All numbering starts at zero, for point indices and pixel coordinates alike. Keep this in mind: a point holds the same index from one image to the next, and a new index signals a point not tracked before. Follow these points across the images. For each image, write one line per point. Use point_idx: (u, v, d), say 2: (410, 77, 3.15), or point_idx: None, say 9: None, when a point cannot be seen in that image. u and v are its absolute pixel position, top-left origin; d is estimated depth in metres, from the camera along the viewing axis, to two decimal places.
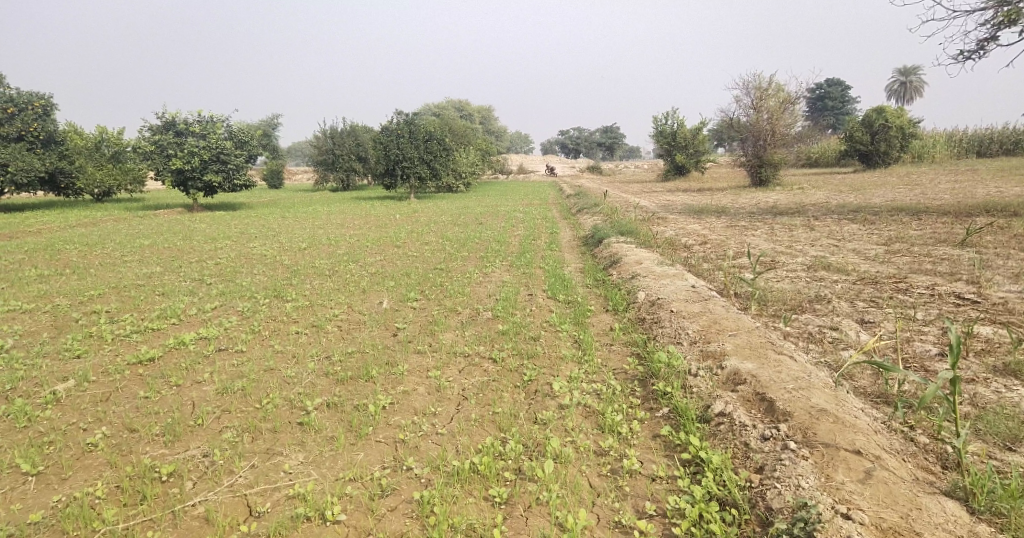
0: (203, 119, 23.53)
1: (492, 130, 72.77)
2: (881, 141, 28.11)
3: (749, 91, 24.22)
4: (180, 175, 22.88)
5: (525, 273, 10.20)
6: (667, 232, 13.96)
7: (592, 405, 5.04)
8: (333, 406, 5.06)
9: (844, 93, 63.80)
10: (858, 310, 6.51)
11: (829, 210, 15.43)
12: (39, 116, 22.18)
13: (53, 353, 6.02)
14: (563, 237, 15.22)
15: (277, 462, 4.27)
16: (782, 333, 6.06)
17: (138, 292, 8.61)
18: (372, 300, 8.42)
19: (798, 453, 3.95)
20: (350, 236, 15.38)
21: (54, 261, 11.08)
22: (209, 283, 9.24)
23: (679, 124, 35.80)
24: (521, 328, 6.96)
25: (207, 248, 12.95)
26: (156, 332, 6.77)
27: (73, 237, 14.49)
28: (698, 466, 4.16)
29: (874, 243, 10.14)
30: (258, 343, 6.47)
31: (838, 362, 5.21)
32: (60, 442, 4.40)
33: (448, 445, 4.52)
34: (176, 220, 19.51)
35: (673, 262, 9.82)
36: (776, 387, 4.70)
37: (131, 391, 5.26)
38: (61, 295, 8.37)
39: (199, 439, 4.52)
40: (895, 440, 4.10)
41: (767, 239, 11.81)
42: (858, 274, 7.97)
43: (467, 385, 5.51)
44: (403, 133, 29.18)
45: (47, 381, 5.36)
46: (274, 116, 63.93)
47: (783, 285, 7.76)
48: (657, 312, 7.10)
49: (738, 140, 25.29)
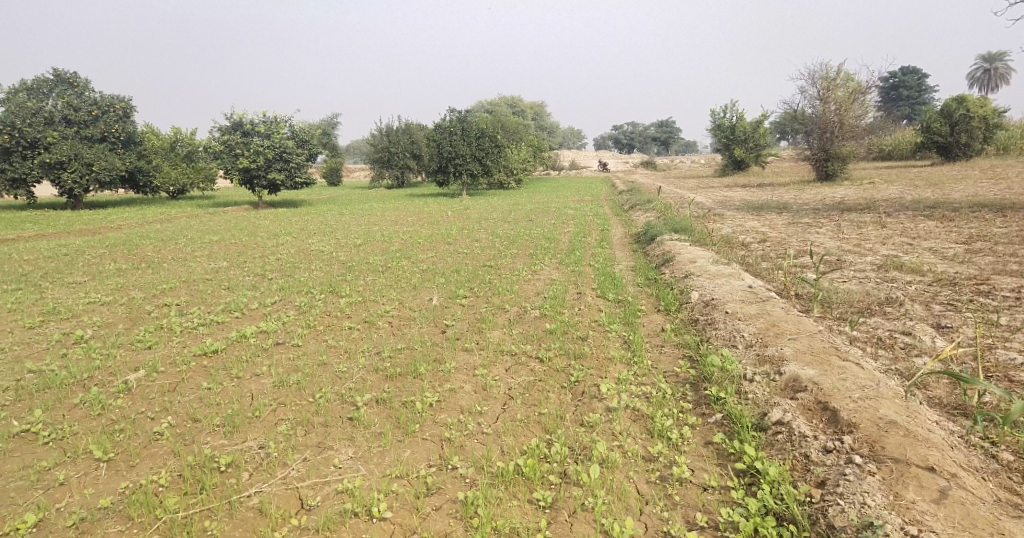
0: (267, 120, 24.53)
1: (545, 126, 72.54)
2: (962, 132, 26.18)
3: (816, 81, 23.08)
4: (246, 173, 23.99)
5: (574, 271, 10.09)
6: (724, 229, 13.48)
7: (641, 409, 4.91)
8: (383, 402, 5.14)
9: (921, 81, 59.78)
10: (934, 314, 6.06)
11: (902, 206, 14.50)
12: (120, 118, 23.67)
13: (128, 344, 6.42)
14: (614, 233, 14.98)
15: (327, 456, 4.39)
16: (848, 338, 5.71)
17: (205, 285, 9.07)
18: (422, 296, 8.54)
19: (863, 468, 3.69)
20: (404, 232, 15.68)
21: (132, 256, 11.83)
22: (270, 278, 9.63)
23: (739, 116, 34.56)
24: (569, 327, 6.87)
25: (269, 244, 13.49)
26: (220, 324, 7.10)
27: (150, 233, 15.44)
28: (753, 477, 3.97)
29: (953, 242, 9.42)
30: (313, 338, 6.67)
31: (909, 370, 4.86)
32: (129, 430, 4.67)
33: (493, 445, 4.51)
34: (242, 217, 20.46)
35: (730, 261, 9.45)
36: (840, 396, 4.42)
37: (195, 382, 5.53)
38: (136, 288, 8.92)
39: (256, 431, 4.70)
40: (974, 456, 3.78)
41: (832, 237, 11.20)
42: (934, 274, 7.43)
43: (514, 384, 5.48)
44: (456, 130, 29.45)
45: (121, 371, 5.71)
46: (333, 116, 66.05)
47: (849, 286, 7.33)
48: (711, 313, 6.85)
49: (802, 132, 24.14)
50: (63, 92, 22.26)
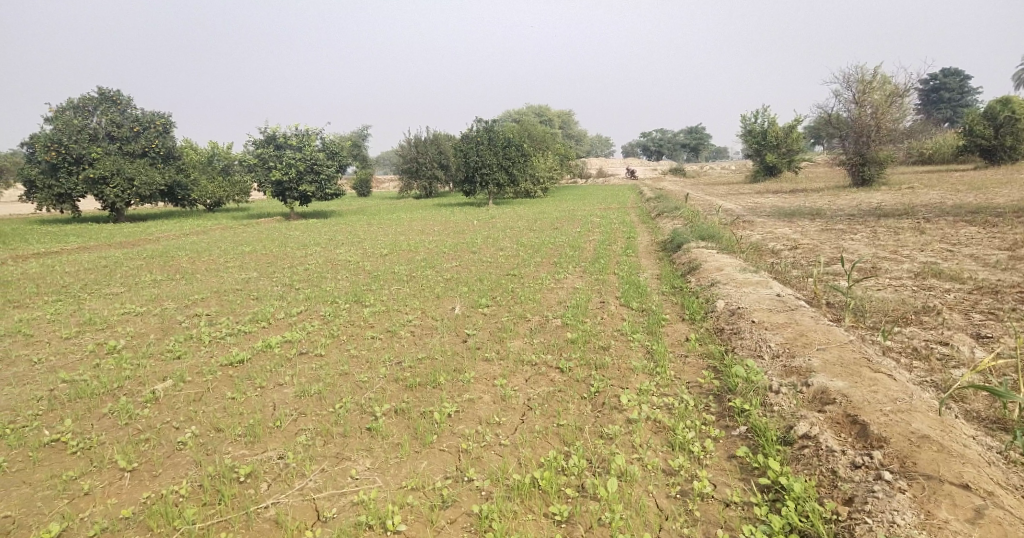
0: (299, 133, 25.09)
1: (572, 134, 72.56)
2: (1007, 134, 25.14)
3: (850, 84, 22.52)
4: (279, 186, 24.57)
5: (598, 280, 9.98)
6: (753, 236, 13.21)
7: (662, 421, 4.80)
8: (401, 412, 5.15)
9: (964, 83, 57.79)
10: (974, 324, 5.78)
11: (943, 211, 13.98)
12: (160, 134, 24.60)
13: (158, 354, 6.60)
14: (641, 241, 14.80)
15: (345, 467, 4.42)
16: (881, 348, 5.49)
17: (235, 296, 9.27)
18: (445, 305, 8.56)
19: (893, 484, 3.53)
20: (429, 242, 15.80)
21: (168, 267, 12.20)
22: (297, 288, 9.80)
23: (770, 122, 33.95)
24: (591, 336, 6.79)
25: (299, 255, 13.76)
26: (247, 334, 7.23)
27: (185, 245, 15.90)
28: (777, 493, 3.82)
29: (996, 249, 9.01)
30: (336, 347, 6.75)
31: (945, 382, 4.63)
32: (154, 440, 4.79)
33: (510, 458, 4.47)
34: (274, 228, 20.91)
35: (758, 269, 9.24)
36: (870, 409, 4.24)
37: (220, 392, 5.64)
38: (169, 299, 9.18)
39: (276, 441, 4.76)
40: (1014, 474, 3.57)
41: (867, 244, 10.85)
42: (974, 282, 7.11)
43: (533, 395, 5.43)
44: (483, 141, 29.64)
45: (150, 380, 5.87)
46: (363, 128, 67.30)
47: (883, 294, 7.06)
48: (737, 322, 6.68)
49: (837, 136, 23.52)
50: (107, 110, 23.29)
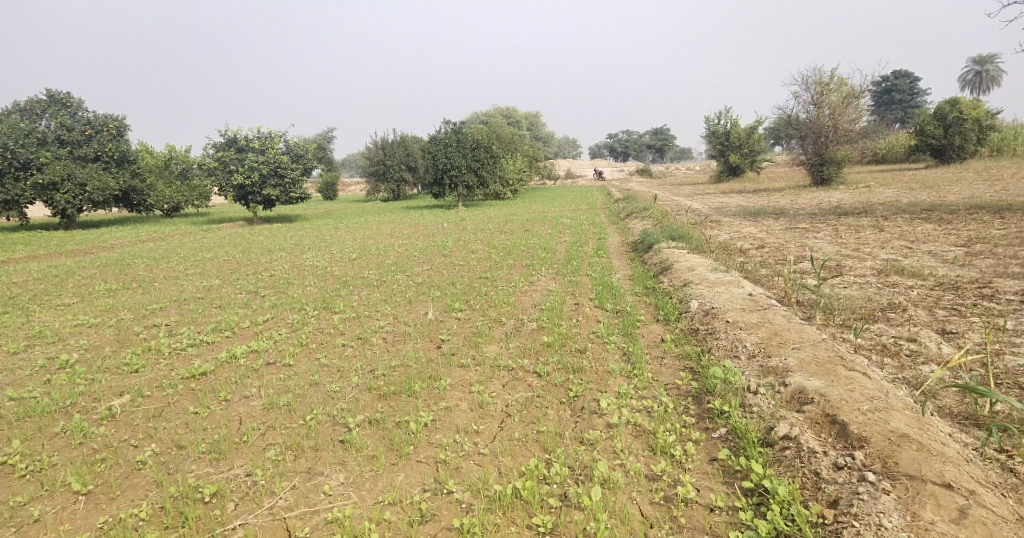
0: (262, 135, 24.42)
1: (540, 135, 72.92)
2: (955, 134, 26.21)
3: (809, 86, 23.16)
4: (241, 190, 23.87)
5: (572, 281, 9.94)
6: (721, 235, 13.38)
7: (643, 424, 4.75)
8: (376, 423, 4.97)
9: (913, 85, 60.24)
10: (939, 319, 5.92)
11: (899, 209, 14.43)
12: (114, 137, 23.63)
13: (114, 368, 6.24)
14: (611, 242, 14.86)
15: (317, 482, 4.23)
16: (852, 346, 5.56)
17: (196, 304, 8.89)
18: (417, 311, 8.37)
19: (877, 486, 3.55)
20: (399, 245, 15.54)
21: (123, 276, 11.66)
22: (263, 295, 9.47)
23: (733, 123, 34.70)
24: (567, 340, 6.71)
25: (264, 260, 13.35)
26: (210, 345, 6.92)
27: (142, 252, 15.26)
28: (761, 497, 3.81)
29: (953, 245, 9.32)
30: (305, 356, 6.51)
31: (917, 379, 4.71)
32: (111, 460, 4.51)
33: (490, 468, 4.35)
34: (237, 233, 20.29)
35: (729, 268, 9.33)
36: (849, 409, 4.27)
37: (182, 406, 5.36)
38: (126, 309, 8.74)
39: (243, 457, 4.54)
40: (991, 471, 3.63)
41: (831, 242, 11.10)
42: (935, 278, 7.31)
43: (511, 401, 5.32)
44: (451, 142, 29.43)
45: (105, 396, 5.55)
46: (329, 130, 66.25)
47: (850, 291, 7.20)
48: (711, 322, 6.70)
49: (797, 137, 24.15)
50: (57, 112, 22.28)
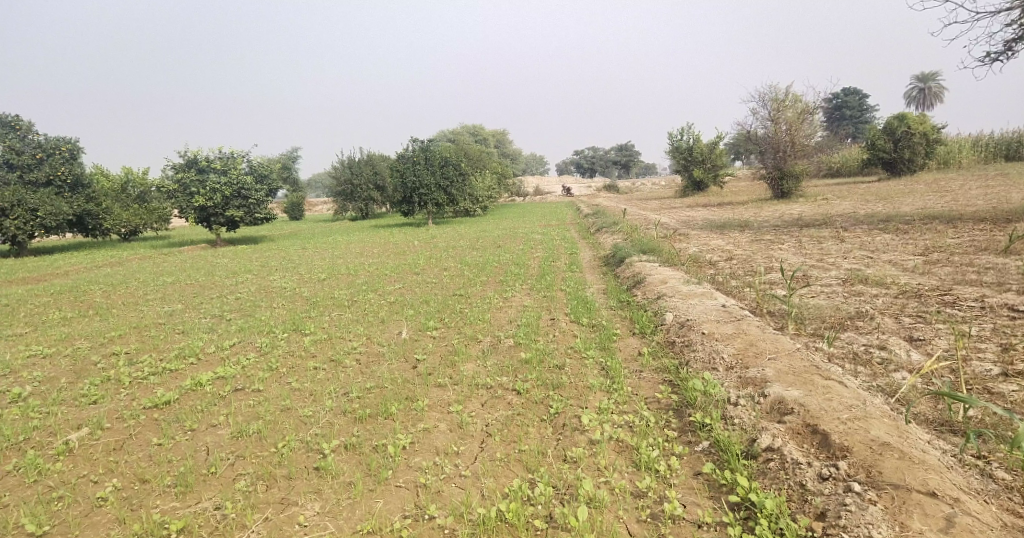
0: (224, 155, 23.88)
1: (508, 153, 73.50)
2: (905, 148, 27.40)
3: (767, 103, 23.94)
4: (203, 211, 23.20)
5: (546, 297, 9.92)
6: (690, 248, 13.60)
7: (626, 440, 4.70)
8: (352, 448, 4.79)
9: (863, 102, 63.02)
10: (905, 327, 6.08)
11: (858, 220, 14.93)
12: (67, 160, 22.78)
13: (71, 400, 5.90)
14: (583, 257, 14.94)
15: (291, 513, 4.03)
16: (826, 355, 5.65)
17: (157, 331, 8.52)
18: (391, 330, 8.20)
19: (864, 496, 3.57)
20: (369, 264, 15.30)
21: (79, 303, 11.14)
22: (228, 319, 9.15)
23: (696, 139, 35.58)
24: (545, 355, 6.65)
25: (229, 283, 12.96)
26: (173, 373, 6.61)
27: (98, 277, 14.64)
28: (749, 510, 3.80)
29: (911, 254, 9.67)
30: (276, 381, 6.27)
31: (891, 386, 4.80)
32: (68, 498, 4.23)
33: (473, 490, 4.22)
34: (200, 255, 19.69)
35: (700, 281, 9.43)
36: (829, 418, 4.31)
37: (144, 438, 5.08)
38: (82, 337, 8.32)
39: (211, 490, 4.30)
40: (972, 478, 3.68)
41: (796, 253, 11.39)
42: (898, 286, 7.53)
43: (491, 420, 5.21)
44: (419, 160, 29.31)
45: (61, 430, 5.22)
46: (293, 148, 65.29)
47: (819, 301, 7.36)
48: (687, 335, 6.74)
49: (757, 153, 24.87)
50: (6, 135, 21.39)
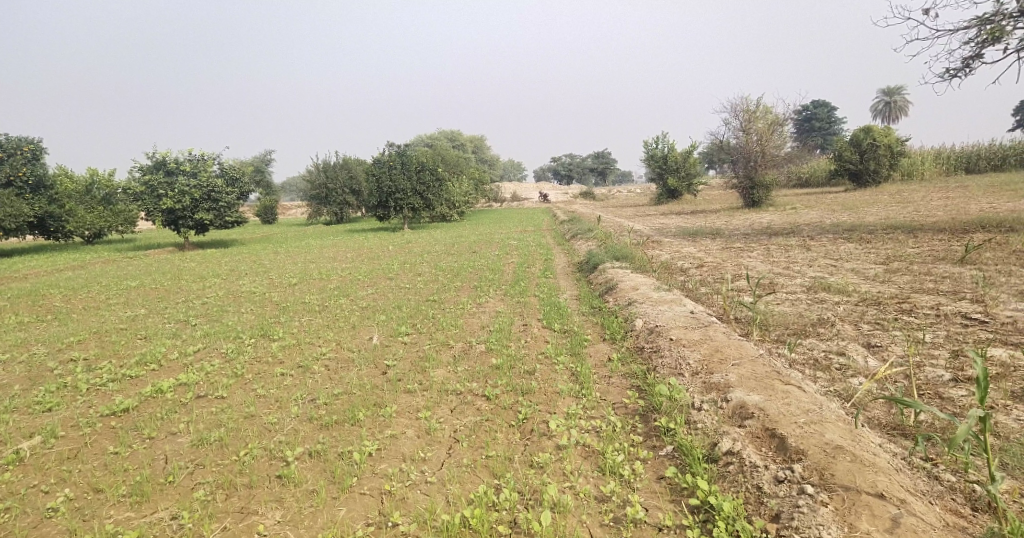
0: (194, 158, 23.41)
1: (485, 158, 73.59)
2: (870, 160, 28.22)
3: (738, 114, 24.46)
4: (171, 214, 22.65)
5: (519, 302, 9.94)
6: (663, 255, 13.78)
7: (592, 445, 4.74)
8: (316, 455, 4.73)
9: (831, 114, 64.78)
10: (864, 334, 6.26)
11: (824, 229, 15.31)
12: (28, 160, 22.17)
13: (24, 407, 5.70)
14: (557, 263, 15.03)
15: (251, 523, 3.98)
16: (787, 361, 5.78)
17: (119, 336, 8.29)
18: (361, 336, 8.13)
19: (816, 498, 3.68)
20: (342, 269, 15.13)
21: (37, 307, 10.77)
22: (194, 324, 8.95)
23: (670, 147, 36.13)
24: (515, 362, 6.65)
25: (196, 288, 12.67)
26: (133, 380, 6.44)
27: (59, 281, 14.17)
28: (707, 514, 3.87)
29: (873, 262, 9.96)
30: (240, 388, 6.15)
31: (848, 391, 4.94)
32: (17, 509, 4.10)
33: (438, 497, 4.21)
34: (167, 259, 19.21)
35: (670, 287, 9.57)
36: (787, 422, 4.43)
37: (100, 446, 4.94)
38: (39, 343, 8.05)
39: (168, 499, 4.21)
40: (919, 480, 3.82)
41: (764, 261, 11.62)
42: (859, 294, 7.76)
43: (459, 426, 5.20)
44: (395, 164, 29.13)
45: (12, 439, 5.05)
46: (266, 151, 63.77)
47: (783, 308, 7.53)
48: (656, 340, 6.83)
49: (729, 162, 25.35)
50: None
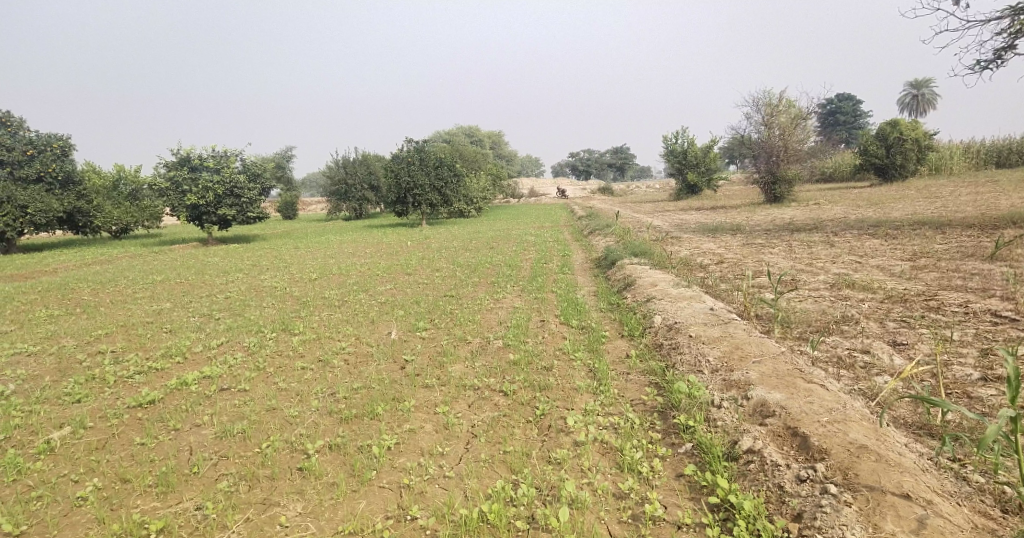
0: (217, 154, 23.80)
1: (503, 154, 73.58)
2: (896, 154, 27.59)
3: (760, 108, 24.09)
4: (195, 210, 23.05)
5: (537, 298, 9.93)
6: (682, 252, 13.65)
7: (610, 441, 4.72)
8: (336, 448, 4.79)
9: (857, 107, 63.43)
10: (889, 331, 6.13)
11: (848, 225, 15.03)
12: (58, 157, 22.75)
13: (54, 398, 5.86)
14: (575, 259, 14.97)
15: (273, 514, 4.04)
16: (810, 358, 5.68)
17: (144, 329, 8.47)
18: (380, 331, 8.20)
19: (839, 498, 3.63)
20: (361, 265, 15.26)
21: (67, 301, 11.06)
22: (217, 318, 9.11)
23: (690, 142, 35.70)
24: (533, 358, 6.64)
25: (219, 282, 12.90)
26: (159, 372, 6.58)
27: (87, 276, 14.51)
28: (727, 512, 3.84)
29: (899, 259, 9.76)
30: (262, 381, 6.25)
31: (872, 389, 4.85)
32: (48, 497, 4.23)
33: (455, 491, 4.24)
34: (191, 254, 19.55)
35: (690, 284, 9.47)
36: (809, 420, 4.37)
37: (127, 437, 5.06)
38: (68, 335, 8.27)
39: (193, 490, 4.30)
40: (946, 480, 3.73)
41: (785, 257, 11.43)
42: (884, 291, 7.60)
43: (477, 421, 5.22)
44: (414, 160, 29.25)
45: (43, 429, 5.20)
46: (286, 148, 64.27)
47: (805, 305, 7.40)
48: (674, 337, 6.78)
49: (750, 156, 24.96)
50: None
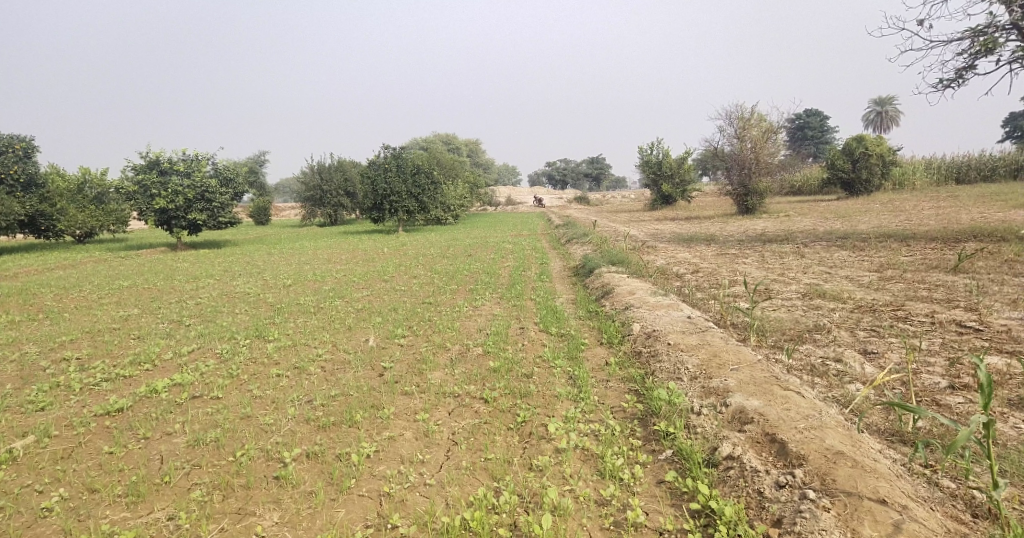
0: (188, 158, 23.27)
1: (480, 162, 73.66)
2: (863, 168, 28.43)
3: (732, 121, 24.55)
4: (163, 214, 22.48)
5: (516, 306, 9.93)
6: (658, 261, 13.81)
7: (592, 448, 4.73)
8: (314, 456, 4.70)
9: (824, 123, 65.31)
10: (860, 340, 6.30)
11: (817, 237, 15.42)
12: (20, 159, 21.82)
13: (15, 406, 5.62)
14: (553, 267, 15.01)
15: (249, 524, 3.94)
16: (785, 367, 5.78)
17: (112, 336, 8.21)
18: (357, 338, 8.07)
19: (818, 503, 3.69)
20: (337, 271, 15.06)
21: (28, 306, 10.66)
22: (188, 324, 8.87)
23: (665, 153, 36.16)
24: (513, 365, 6.62)
25: (189, 288, 12.56)
26: (127, 380, 6.37)
27: (48, 281, 13.97)
28: (708, 518, 3.88)
29: (867, 270, 10.04)
30: (236, 389, 6.09)
31: (846, 396, 4.96)
32: (10, 509, 4.05)
33: (437, 499, 4.19)
34: (159, 260, 19.05)
35: (666, 292, 9.55)
36: (786, 427, 4.45)
37: (95, 446, 4.88)
38: (30, 342, 7.96)
39: (165, 500, 4.17)
40: (920, 486, 3.83)
41: (759, 267, 11.66)
42: (854, 301, 7.81)
43: (457, 428, 5.18)
44: (390, 167, 29.03)
45: (4, 438, 4.99)
46: (260, 154, 63.08)
47: (779, 314, 7.54)
48: (653, 345, 6.84)
49: (723, 168, 25.38)
50: None
